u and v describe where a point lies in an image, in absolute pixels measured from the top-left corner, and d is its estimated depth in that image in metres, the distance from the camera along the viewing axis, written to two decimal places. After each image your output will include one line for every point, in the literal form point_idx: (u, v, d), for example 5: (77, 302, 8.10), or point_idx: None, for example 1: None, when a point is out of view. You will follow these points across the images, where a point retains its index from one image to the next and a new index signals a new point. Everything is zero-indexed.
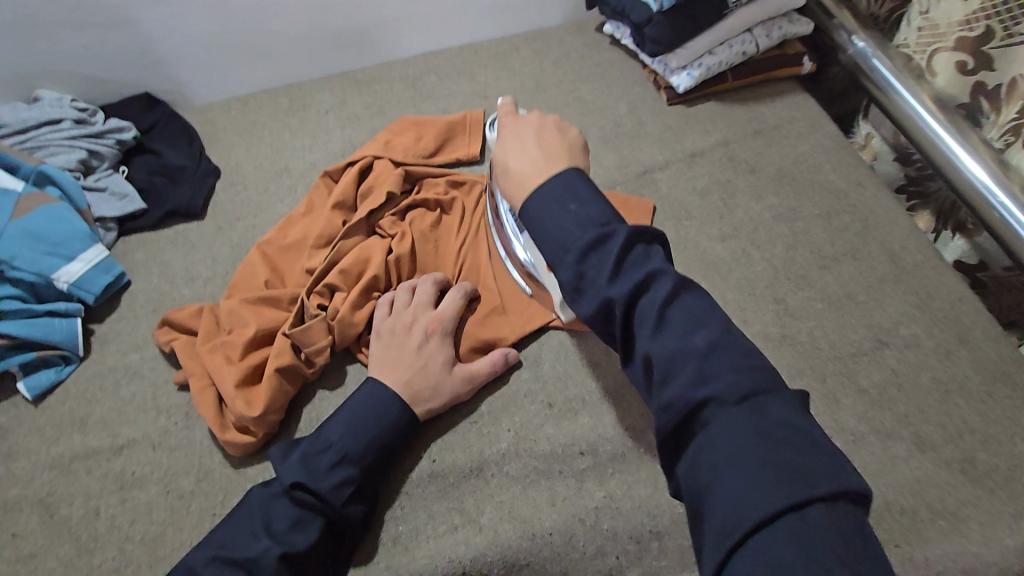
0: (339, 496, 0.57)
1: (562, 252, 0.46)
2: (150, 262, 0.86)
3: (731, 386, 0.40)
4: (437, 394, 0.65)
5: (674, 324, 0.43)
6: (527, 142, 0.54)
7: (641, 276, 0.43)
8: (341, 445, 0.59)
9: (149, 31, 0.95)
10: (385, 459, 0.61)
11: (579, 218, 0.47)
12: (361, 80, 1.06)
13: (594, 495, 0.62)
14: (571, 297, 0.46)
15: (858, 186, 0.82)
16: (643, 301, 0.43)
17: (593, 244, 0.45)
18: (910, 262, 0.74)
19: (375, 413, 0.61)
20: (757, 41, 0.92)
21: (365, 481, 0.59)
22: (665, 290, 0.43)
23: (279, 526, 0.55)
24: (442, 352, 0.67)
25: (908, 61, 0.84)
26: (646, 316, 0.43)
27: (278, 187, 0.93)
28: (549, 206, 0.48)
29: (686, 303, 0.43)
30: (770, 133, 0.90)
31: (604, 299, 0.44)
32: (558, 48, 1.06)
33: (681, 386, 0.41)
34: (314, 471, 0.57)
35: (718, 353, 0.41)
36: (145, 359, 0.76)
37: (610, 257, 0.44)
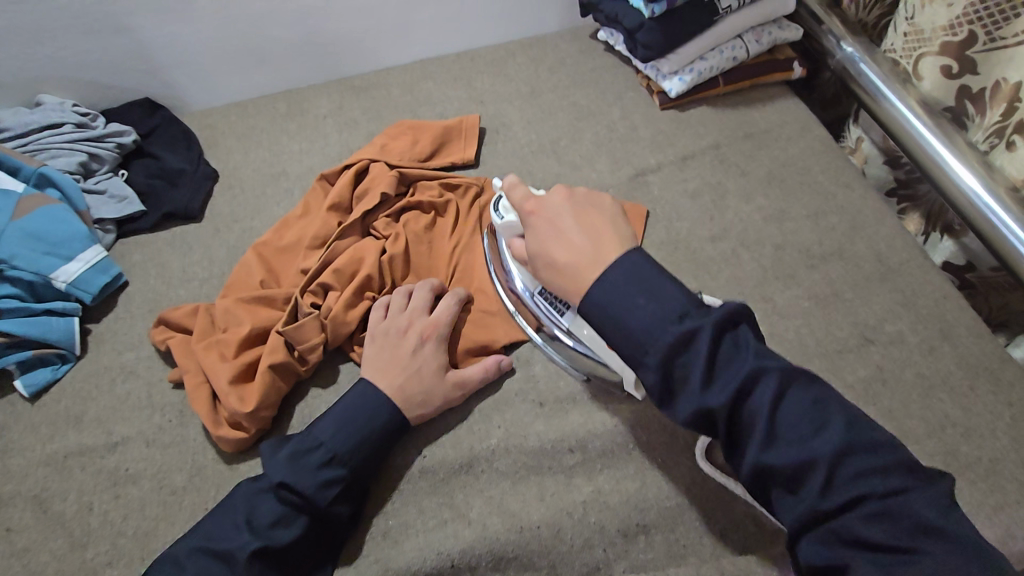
0: (326, 495, 0.57)
1: (643, 354, 0.47)
2: (148, 263, 0.87)
3: (871, 485, 0.42)
4: (432, 399, 0.65)
5: (786, 428, 0.44)
6: (568, 223, 0.55)
7: (740, 382, 0.44)
8: (332, 445, 0.59)
9: (151, 38, 0.97)
10: (374, 457, 0.61)
11: (655, 316, 0.47)
12: (359, 85, 1.07)
13: (583, 490, 0.63)
14: (661, 400, 0.46)
15: (846, 188, 0.83)
16: (748, 405, 0.44)
17: (679, 345, 0.45)
18: (896, 261, 0.75)
19: (365, 412, 0.62)
20: (747, 47, 0.93)
21: (352, 481, 0.59)
22: (771, 392, 0.44)
23: (263, 521, 0.56)
24: (437, 357, 0.67)
25: (895, 66, 0.86)
26: (755, 422, 0.44)
27: (276, 189, 0.94)
28: (612, 302, 0.48)
29: (794, 402, 0.45)
30: (760, 137, 0.91)
31: (702, 408, 0.44)
32: (553, 54, 1.08)
33: (813, 495, 0.43)
34: (302, 470, 0.57)
35: (843, 454, 0.43)
36: (140, 358, 0.77)
37: (700, 362, 0.44)
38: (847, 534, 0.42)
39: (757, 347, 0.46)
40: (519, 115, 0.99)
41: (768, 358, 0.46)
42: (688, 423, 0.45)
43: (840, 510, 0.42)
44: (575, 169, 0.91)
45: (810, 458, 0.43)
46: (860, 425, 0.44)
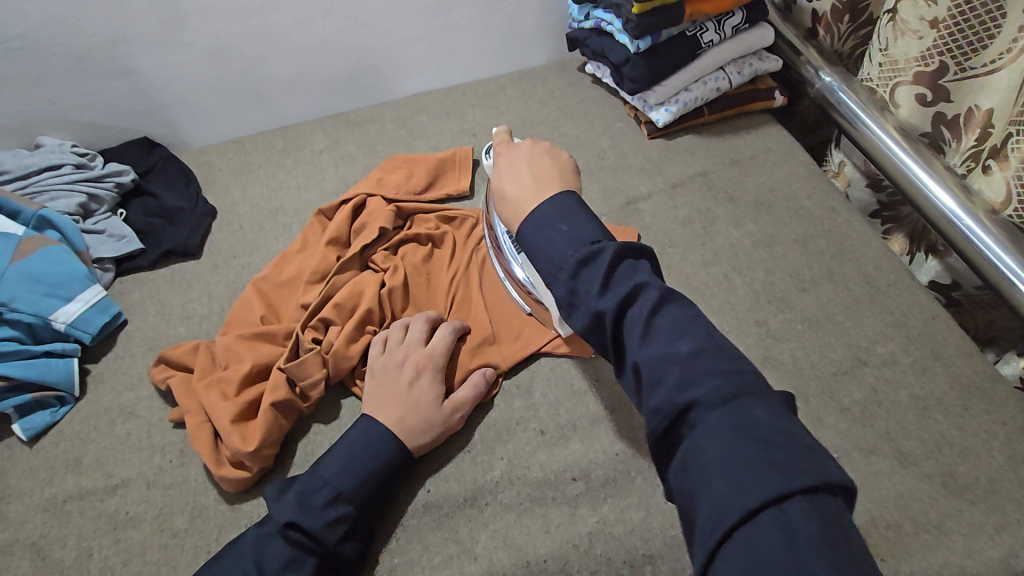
0: (333, 535, 0.57)
1: (555, 271, 0.50)
2: (147, 301, 0.87)
3: (716, 390, 0.41)
4: (431, 429, 0.65)
5: (659, 334, 0.45)
6: (520, 165, 0.59)
7: (628, 290, 0.46)
8: (337, 482, 0.59)
9: (150, 80, 0.99)
10: (380, 494, 0.61)
11: (570, 238, 0.50)
12: (354, 120, 1.10)
13: (588, 520, 0.63)
14: (566, 311, 0.50)
15: (832, 212, 0.85)
16: (630, 311, 0.46)
17: (583, 261, 0.49)
18: (884, 283, 0.77)
19: (371, 447, 0.62)
20: (730, 78, 0.97)
21: (358, 519, 0.59)
22: (651, 301, 0.46)
23: (271, 567, 0.55)
24: (433, 386, 0.68)
25: (872, 94, 0.89)
26: (634, 323, 0.46)
27: (274, 225, 0.96)
28: (541, 225, 0.52)
29: (669, 313, 0.46)
30: (747, 163, 0.94)
31: (595, 312, 0.47)
32: (542, 87, 1.12)
33: (666, 391, 0.43)
34: (311, 510, 0.58)
35: (701, 357, 0.43)
36: (140, 399, 0.77)
37: (600, 274, 0.47)
38: (696, 443, 0.40)
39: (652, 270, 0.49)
40: None
41: (657, 279, 0.48)
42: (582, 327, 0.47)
43: (687, 409, 0.42)
44: None
45: (670, 358, 0.44)
46: (721, 342, 0.45)
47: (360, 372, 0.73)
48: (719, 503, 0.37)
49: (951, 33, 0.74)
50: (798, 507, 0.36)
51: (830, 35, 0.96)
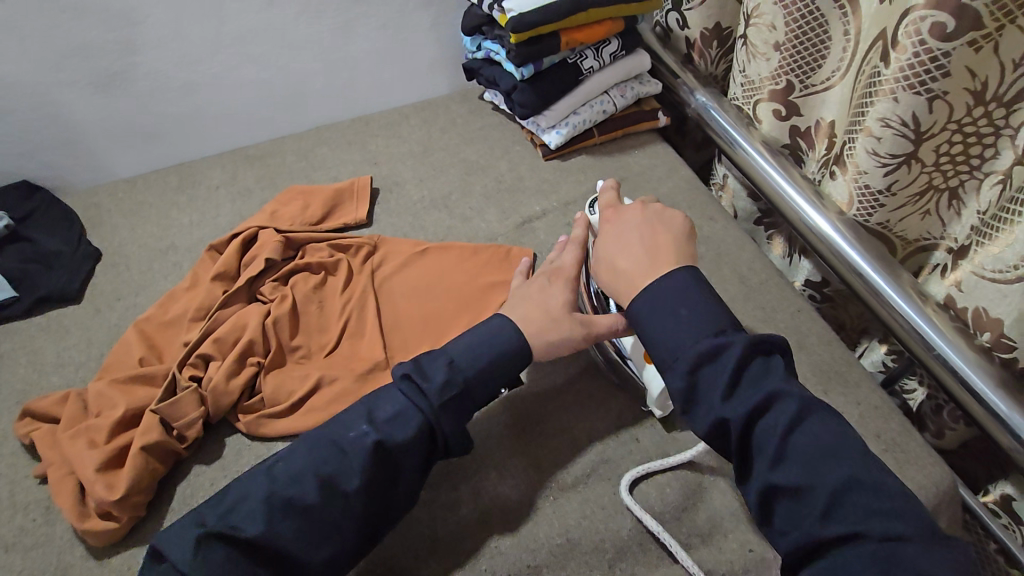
0: (439, 400, 0.57)
1: (673, 357, 0.55)
2: (19, 351, 0.82)
3: (872, 527, 0.46)
4: (558, 324, 0.64)
5: (796, 454, 0.50)
6: (636, 231, 0.64)
7: (756, 399, 0.51)
8: (452, 353, 0.60)
9: (25, 121, 0.95)
10: (492, 381, 0.60)
11: (689, 325, 0.55)
12: (253, 154, 1.09)
13: (475, 537, 0.61)
14: (683, 406, 0.54)
15: (710, 220, 0.90)
16: (760, 424, 0.51)
17: (706, 354, 0.53)
18: (757, 281, 0.81)
19: (490, 337, 0.62)
20: (614, 101, 1.03)
21: (467, 394, 0.59)
22: (787, 417, 0.51)
23: (383, 416, 0.57)
24: (564, 294, 0.66)
25: (739, 111, 0.96)
26: (766, 437, 0.51)
27: (163, 263, 0.93)
28: (655, 305, 0.58)
29: (809, 432, 0.50)
30: (634, 180, 0.99)
31: (719, 417, 0.52)
32: (443, 115, 1.15)
33: (809, 519, 0.48)
34: (427, 370, 0.59)
35: (848, 486, 0.48)
36: (3, 455, 0.71)
37: (725, 374, 0.52)
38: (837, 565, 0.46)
39: (785, 374, 0.53)
40: (412, 174, 1.04)
41: (792, 384, 0.53)
42: (706, 428, 0.53)
43: (838, 541, 0.47)
44: (466, 221, 0.96)
45: (813, 484, 0.48)
46: (871, 467, 0.49)
47: (243, 407, 0.71)
48: None
49: (791, 54, 0.81)
50: None
51: (704, 61, 1.04)
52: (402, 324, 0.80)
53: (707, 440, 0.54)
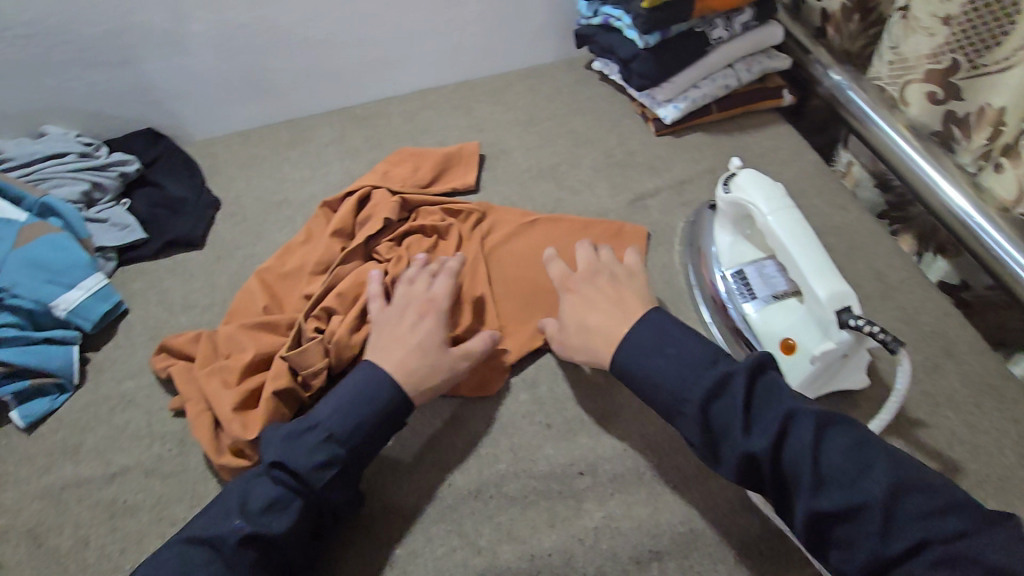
0: (321, 477, 0.56)
1: (680, 402, 0.54)
2: (149, 291, 0.87)
3: (933, 531, 0.44)
4: (431, 359, 0.64)
5: (831, 473, 0.47)
6: (598, 288, 0.67)
7: (775, 426, 0.50)
8: (329, 423, 0.58)
9: (154, 70, 0.99)
10: (379, 435, 0.60)
11: (689, 364, 0.55)
12: (360, 115, 1.10)
13: (594, 515, 0.61)
14: (708, 452, 0.53)
15: (842, 209, 0.84)
16: (787, 449, 0.49)
17: (713, 390, 0.53)
18: (896, 280, 0.75)
19: (359, 395, 0.60)
20: (738, 76, 0.97)
21: (349, 461, 0.57)
22: (809, 434, 0.49)
23: (255, 506, 0.54)
24: (436, 331, 0.67)
25: (881, 92, 0.89)
26: (795, 464, 0.48)
27: (278, 217, 0.95)
28: (646, 350, 0.58)
29: (834, 444, 0.48)
30: (756, 161, 0.93)
31: (746, 453, 0.50)
32: (550, 84, 1.11)
33: (869, 543, 0.45)
34: (297, 450, 0.56)
35: (896, 493, 0.45)
36: (141, 387, 0.76)
37: (738, 406, 0.51)
38: None
39: (789, 392, 0.52)
40: (518, 143, 1.02)
41: (801, 402, 0.51)
42: (736, 470, 0.51)
43: (905, 555, 0.44)
44: (575, 194, 0.93)
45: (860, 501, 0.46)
46: (908, 467, 0.47)
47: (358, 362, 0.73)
48: None
49: (963, 30, 0.74)
50: None
51: (840, 35, 0.96)
52: (513, 294, 0.79)
53: (739, 480, 0.52)
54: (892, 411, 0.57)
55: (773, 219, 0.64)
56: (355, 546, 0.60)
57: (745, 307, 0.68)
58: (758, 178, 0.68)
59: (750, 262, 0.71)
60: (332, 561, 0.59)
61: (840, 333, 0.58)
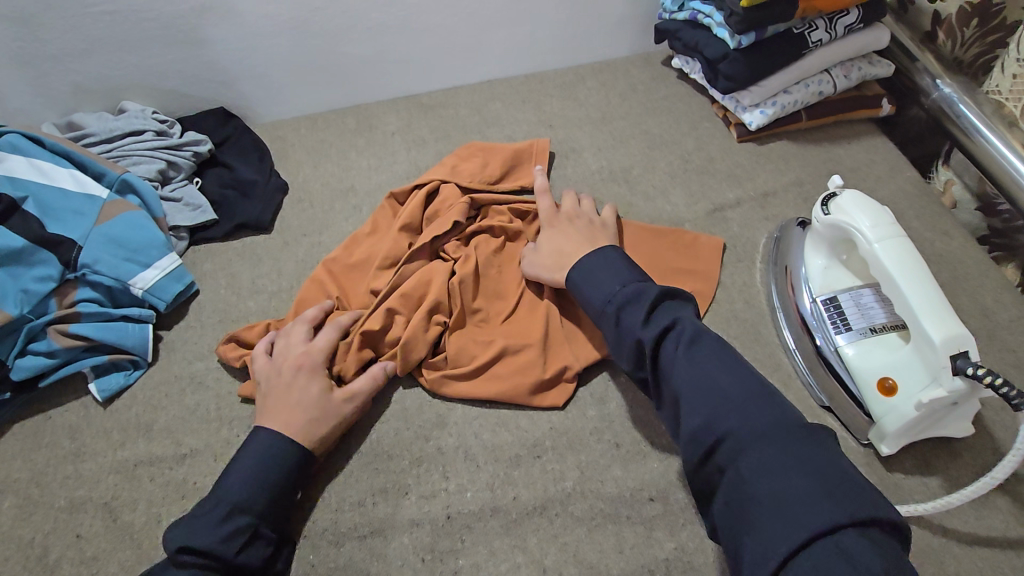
0: (231, 547, 0.55)
1: (605, 305, 0.61)
2: (219, 273, 0.88)
3: (753, 421, 0.49)
4: (327, 420, 0.63)
5: (697, 365, 0.53)
6: (575, 227, 0.75)
7: (664, 326, 0.56)
8: (229, 496, 0.57)
9: (230, 51, 0.99)
10: (282, 489, 0.59)
11: (612, 279, 0.62)
12: (427, 104, 1.08)
13: (665, 546, 0.58)
14: (613, 347, 0.59)
15: (944, 235, 0.78)
16: (667, 347, 0.55)
17: (625, 296, 0.60)
18: (1005, 318, 0.69)
19: (264, 462, 0.59)
20: (834, 82, 0.90)
21: (258, 523, 0.57)
22: (688, 336, 0.55)
23: None
24: (314, 384, 0.65)
25: (999, 108, 0.82)
26: (670, 354, 0.55)
27: (345, 205, 0.95)
28: (588, 268, 0.65)
29: (705, 348, 0.54)
30: (847, 176, 0.87)
31: (637, 340, 0.57)
32: (624, 80, 1.07)
33: (704, 416, 0.50)
34: (199, 529, 0.55)
35: (739, 391, 0.51)
36: (210, 369, 0.77)
37: (643, 308, 0.58)
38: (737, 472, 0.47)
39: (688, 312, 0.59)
40: (589, 142, 0.98)
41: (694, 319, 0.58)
42: (628, 357, 0.58)
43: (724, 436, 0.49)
44: (648, 199, 0.89)
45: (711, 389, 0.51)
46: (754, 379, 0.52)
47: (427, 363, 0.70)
48: (771, 534, 0.43)
49: None
50: (849, 537, 0.41)
51: (951, 41, 0.88)
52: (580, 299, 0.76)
53: (631, 369, 0.58)
54: (1006, 471, 0.52)
55: (880, 247, 0.59)
56: (418, 552, 0.60)
57: (837, 338, 0.64)
58: (864, 202, 0.63)
59: (845, 289, 0.66)
60: (396, 565, 0.59)
61: (952, 380, 0.53)
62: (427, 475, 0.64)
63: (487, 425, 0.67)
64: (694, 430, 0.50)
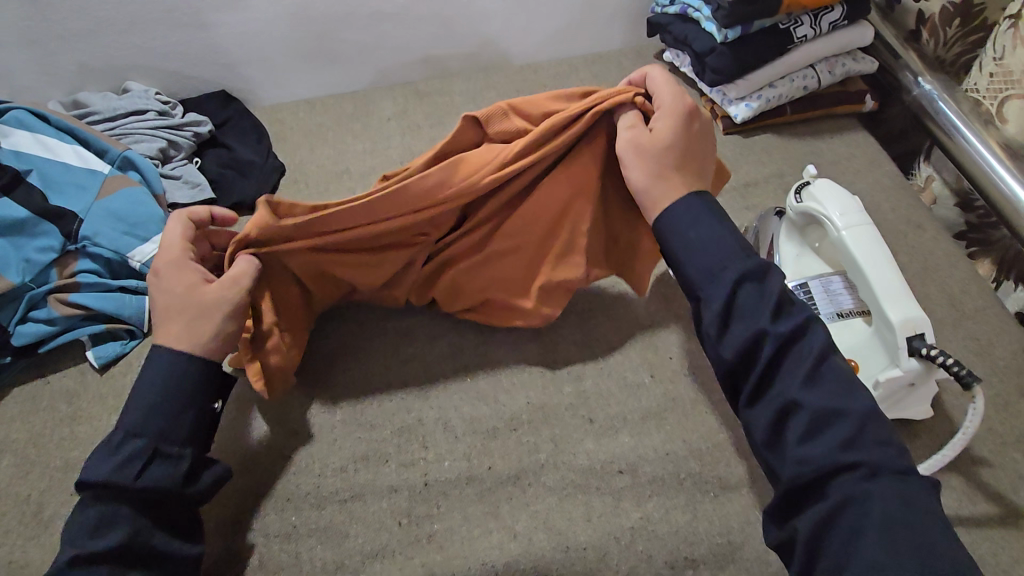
0: (129, 471, 0.52)
1: (717, 274, 0.53)
2: None
3: (883, 462, 0.46)
4: (209, 316, 0.58)
5: (828, 378, 0.49)
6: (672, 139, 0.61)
7: (797, 324, 0.51)
8: (125, 424, 0.54)
9: (233, 34, 1.01)
10: (183, 406, 0.56)
11: (732, 253, 0.54)
12: (423, 90, 1.10)
13: (631, 515, 0.61)
14: (718, 332, 0.52)
15: (918, 228, 0.80)
16: (794, 348, 0.50)
17: (754, 276, 0.53)
18: (971, 307, 0.72)
19: (165, 380, 0.56)
20: (819, 77, 0.93)
21: (160, 443, 0.54)
22: (818, 344, 0.50)
23: (83, 532, 0.51)
24: (186, 278, 0.59)
25: (977, 105, 0.84)
26: (796, 360, 0.50)
27: (339, 187, 0.97)
28: (697, 224, 0.56)
29: (834, 364, 0.50)
30: (828, 169, 0.89)
31: (760, 331, 0.50)
32: (617, 71, 1.09)
33: (829, 445, 0.47)
34: (100, 461, 0.53)
35: (867, 423, 0.47)
36: None
37: (773, 294, 0.52)
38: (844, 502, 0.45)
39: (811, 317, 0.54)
40: None
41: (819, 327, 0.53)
42: (741, 349, 0.51)
43: (845, 469, 0.46)
44: None
45: (836, 409, 0.48)
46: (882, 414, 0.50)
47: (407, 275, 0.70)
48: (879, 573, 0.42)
49: None
50: None
51: (934, 40, 0.90)
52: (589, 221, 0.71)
53: (732, 359, 0.51)
54: (957, 447, 0.55)
55: (848, 233, 0.61)
56: (395, 516, 0.62)
57: None
58: (836, 190, 0.65)
59: (816, 276, 0.68)
60: (374, 527, 0.62)
61: (908, 361, 0.56)
62: (407, 445, 0.67)
63: (467, 399, 0.70)
64: (813, 455, 0.46)
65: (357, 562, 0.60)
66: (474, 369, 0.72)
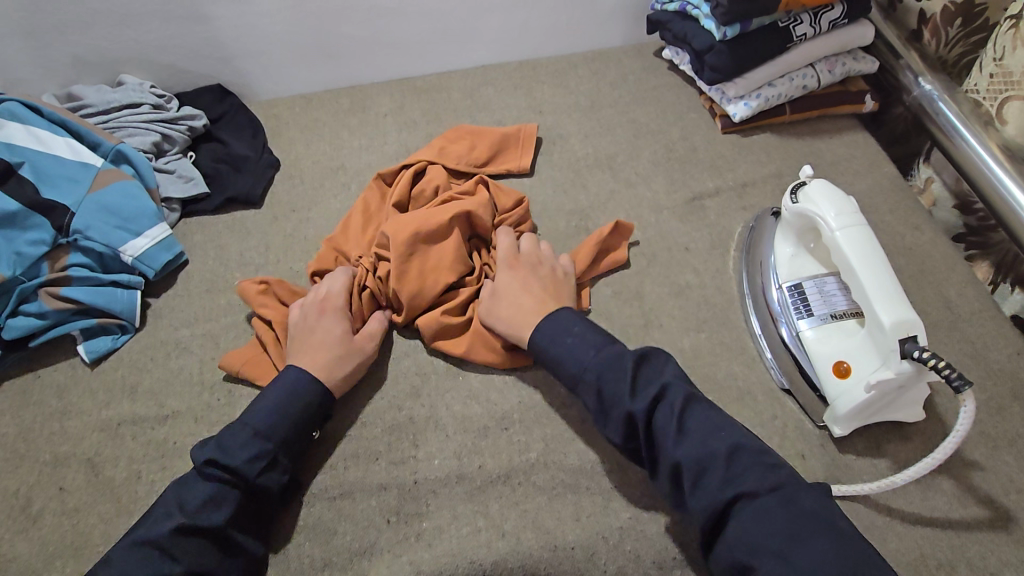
0: (253, 468, 0.58)
1: (583, 371, 0.59)
2: (208, 245, 0.90)
3: (761, 481, 0.50)
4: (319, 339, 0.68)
5: (692, 431, 0.53)
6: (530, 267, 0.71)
7: (650, 394, 0.55)
8: (257, 423, 0.60)
9: (229, 28, 1.00)
10: (303, 427, 0.63)
11: (585, 343, 0.61)
12: (421, 87, 1.09)
13: (620, 515, 0.61)
14: (602, 418, 0.57)
15: (915, 230, 0.79)
16: (658, 415, 0.54)
17: (607, 363, 0.58)
18: (967, 311, 0.71)
19: (287, 397, 0.63)
20: (819, 76, 0.92)
21: (280, 449, 0.60)
22: (673, 408, 0.54)
23: (194, 505, 0.56)
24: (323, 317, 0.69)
25: (977, 107, 0.84)
26: (664, 426, 0.54)
27: (334, 183, 0.97)
28: (556, 335, 0.63)
29: (696, 416, 0.54)
30: (826, 169, 0.89)
31: (627, 412, 0.55)
32: (616, 69, 1.08)
33: (711, 490, 0.50)
34: (232, 448, 0.59)
35: (738, 453, 0.52)
36: (195, 336, 0.80)
37: (626, 376, 0.56)
38: (747, 524, 0.48)
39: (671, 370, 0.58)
40: (577, 128, 0.99)
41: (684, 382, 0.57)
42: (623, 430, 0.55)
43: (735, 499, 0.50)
44: (630, 186, 0.89)
45: (709, 454, 0.52)
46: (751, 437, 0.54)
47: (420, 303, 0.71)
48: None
49: None
50: None
51: (936, 40, 0.89)
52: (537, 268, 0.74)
53: (621, 442, 0.56)
54: (947, 450, 0.55)
55: (842, 234, 0.61)
56: (384, 514, 0.62)
57: (800, 323, 0.66)
58: (832, 191, 0.64)
59: (810, 276, 0.68)
60: (362, 525, 0.62)
61: (900, 363, 0.56)
62: (397, 443, 0.66)
63: (458, 397, 0.69)
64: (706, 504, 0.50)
65: (345, 559, 0.60)
66: (466, 367, 0.72)
